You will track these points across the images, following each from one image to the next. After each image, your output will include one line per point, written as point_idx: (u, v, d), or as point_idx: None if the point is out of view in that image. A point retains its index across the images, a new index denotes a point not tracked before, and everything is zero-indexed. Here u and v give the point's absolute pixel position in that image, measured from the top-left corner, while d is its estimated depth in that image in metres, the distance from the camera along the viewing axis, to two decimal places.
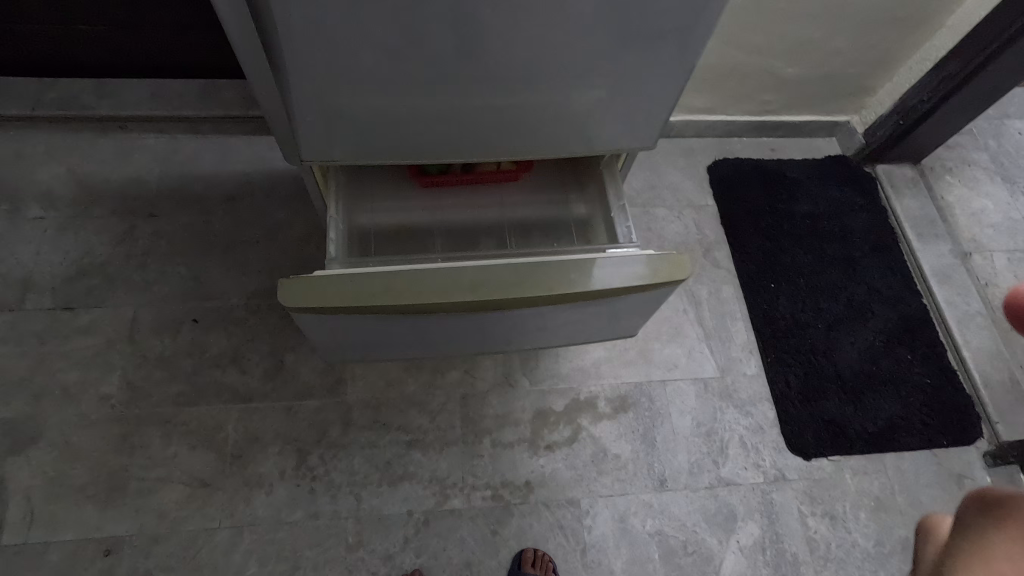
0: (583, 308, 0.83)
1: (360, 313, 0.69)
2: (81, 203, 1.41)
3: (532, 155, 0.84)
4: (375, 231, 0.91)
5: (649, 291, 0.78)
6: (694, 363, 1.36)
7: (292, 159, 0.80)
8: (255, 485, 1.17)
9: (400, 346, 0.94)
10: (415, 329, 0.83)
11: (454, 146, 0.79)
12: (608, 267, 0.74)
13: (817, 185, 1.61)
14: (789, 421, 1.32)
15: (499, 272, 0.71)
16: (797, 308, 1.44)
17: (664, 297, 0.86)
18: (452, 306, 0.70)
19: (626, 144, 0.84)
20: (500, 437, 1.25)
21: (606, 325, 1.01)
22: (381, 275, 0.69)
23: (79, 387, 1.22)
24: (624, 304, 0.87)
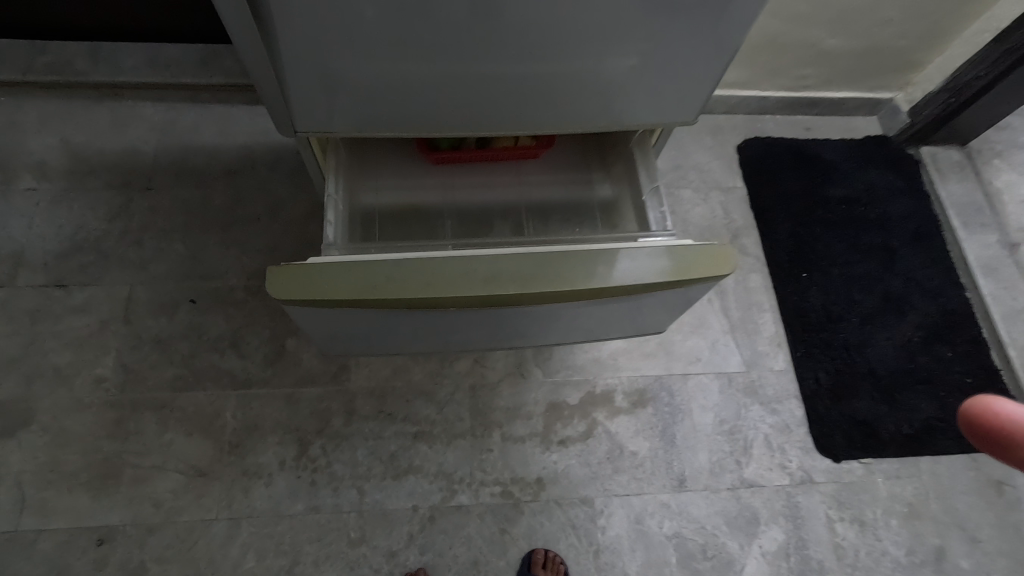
0: (609, 301, 0.75)
1: (358, 306, 0.62)
2: (74, 174, 1.34)
3: (550, 130, 0.75)
4: (377, 212, 0.83)
5: (685, 286, 0.70)
6: (718, 356, 1.28)
7: (283, 127, 0.71)
8: (254, 475, 1.11)
9: (405, 336, 0.86)
10: (422, 320, 0.75)
11: (465, 118, 0.71)
12: (640, 259, 0.65)
13: (855, 168, 1.50)
14: (818, 420, 1.24)
15: (517, 263, 0.63)
16: (831, 300, 1.35)
17: (697, 291, 0.78)
18: (464, 300, 0.62)
19: (655, 120, 0.75)
20: (510, 430, 1.18)
21: (629, 320, 0.93)
22: (383, 262, 0.60)
23: (72, 369, 1.17)
24: (654, 298, 0.79)
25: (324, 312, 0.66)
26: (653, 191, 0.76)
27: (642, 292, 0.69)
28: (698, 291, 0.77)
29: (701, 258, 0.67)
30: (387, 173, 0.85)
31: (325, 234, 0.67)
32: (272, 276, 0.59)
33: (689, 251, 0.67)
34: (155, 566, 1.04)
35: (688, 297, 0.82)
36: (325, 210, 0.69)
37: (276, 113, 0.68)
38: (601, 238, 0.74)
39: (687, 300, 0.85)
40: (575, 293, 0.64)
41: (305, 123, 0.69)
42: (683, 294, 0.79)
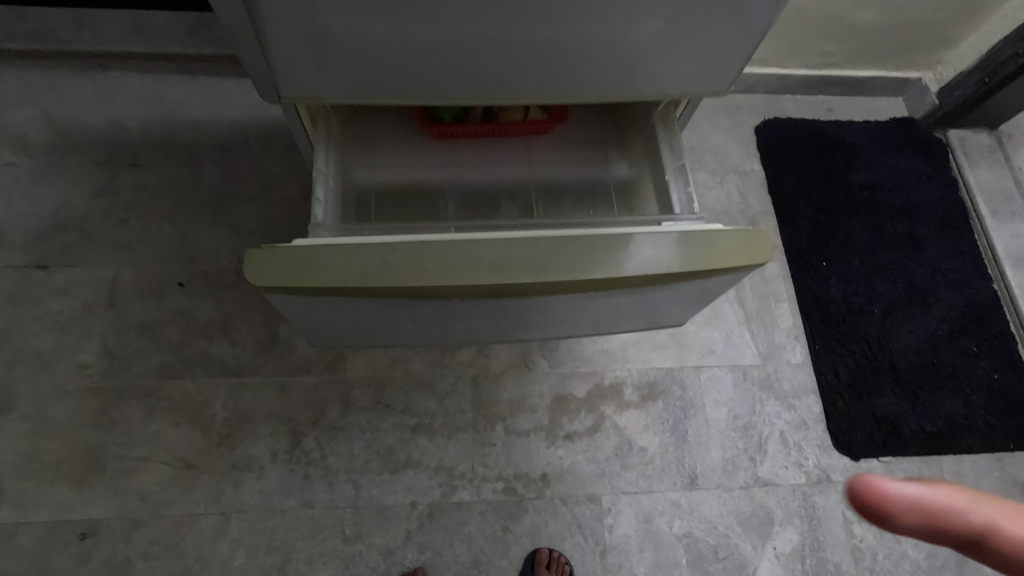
0: (626, 291, 0.69)
1: (350, 294, 0.55)
2: (56, 149, 1.27)
3: (563, 100, 0.67)
4: (374, 190, 0.76)
5: (712, 275, 0.63)
6: (732, 348, 1.22)
7: (266, 94, 0.63)
8: (245, 468, 1.06)
9: (404, 326, 0.80)
10: (421, 309, 0.69)
11: (468, 85, 0.63)
12: (666, 244, 0.59)
13: (879, 151, 1.42)
14: (837, 416, 1.18)
15: (527, 248, 0.56)
16: (851, 290, 1.28)
17: (723, 280, 0.72)
18: (469, 289, 0.56)
19: (678, 89, 0.68)
20: (514, 424, 1.13)
21: (644, 311, 0.86)
22: (378, 245, 0.54)
23: (53, 354, 1.11)
24: (675, 288, 0.72)
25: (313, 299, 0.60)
26: (678, 170, 0.68)
27: (664, 281, 0.63)
28: (724, 279, 0.71)
29: (732, 244, 0.60)
30: (385, 148, 0.79)
31: (314, 213, 0.60)
32: (252, 260, 0.52)
33: (719, 236, 0.60)
34: (140, 562, 1.00)
35: (712, 286, 0.75)
36: (313, 186, 0.62)
37: (255, 75, 0.60)
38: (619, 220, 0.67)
39: (710, 291, 0.79)
40: (593, 282, 0.58)
41: (290, 87, 0.62)
42: (707, 283, 0.72)
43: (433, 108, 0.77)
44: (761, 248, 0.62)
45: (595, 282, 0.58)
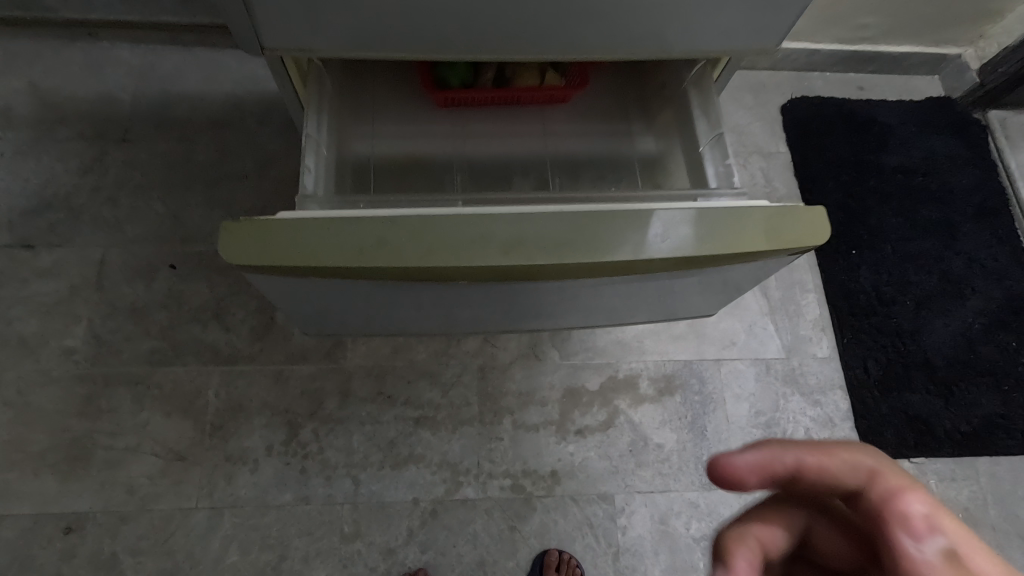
0: (652, 276, 0.62)
1: (342, 275, 0.49)
2: (42, 122, 1.20)
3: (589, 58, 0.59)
4: (374, 165, 0.69)
5: (752, 258, 0.56)
6: (755, 340, 1.15)
7: (250, 46, 0.56)
8: (238, 461, 1.01)
9: (407, 312, 0.74)
10: (425, 293, 0.62)
11: (479, 37, 0.55)
12: (703, 223, 0.52)
13: (913, 132, 1.34)
14: (866, 414, 1.11)
15: (545, 225, 0.49)
16: (883, 280, 1.21)
17: (761, 264, 0.65)
18: (478, 272, 0.50)
19: (720, 45, 0.59)
20: (523, 417, 1.06)
21: (668, 300, 0.79)
22: (375, 219, 0.47)
23: (38, 339, 1.05)
24: (706, 273, 0.65)
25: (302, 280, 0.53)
26: (715, 142, 0.61)
27: (699, 265, 0.56)
28: (761, 263, 0.64)
29: (777, 223, 0.53)
30: (386, 120, 0.72)
31: (301, 184, 0.53)
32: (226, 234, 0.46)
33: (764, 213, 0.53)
34: (128, 558, 0.94)
35: (746, 272, 0.68)
36: (302, 153, 0.55)
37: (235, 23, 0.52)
38: (648, 194, 0.60)
39: (742, 277, 0.72)
40: (620, 264, 0.51)
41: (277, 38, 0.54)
42: (742, 268, 0.66)
43: (439, 72, 0.70)
44: (811, 228, 0.54)
45: (621, 264, 0.52)
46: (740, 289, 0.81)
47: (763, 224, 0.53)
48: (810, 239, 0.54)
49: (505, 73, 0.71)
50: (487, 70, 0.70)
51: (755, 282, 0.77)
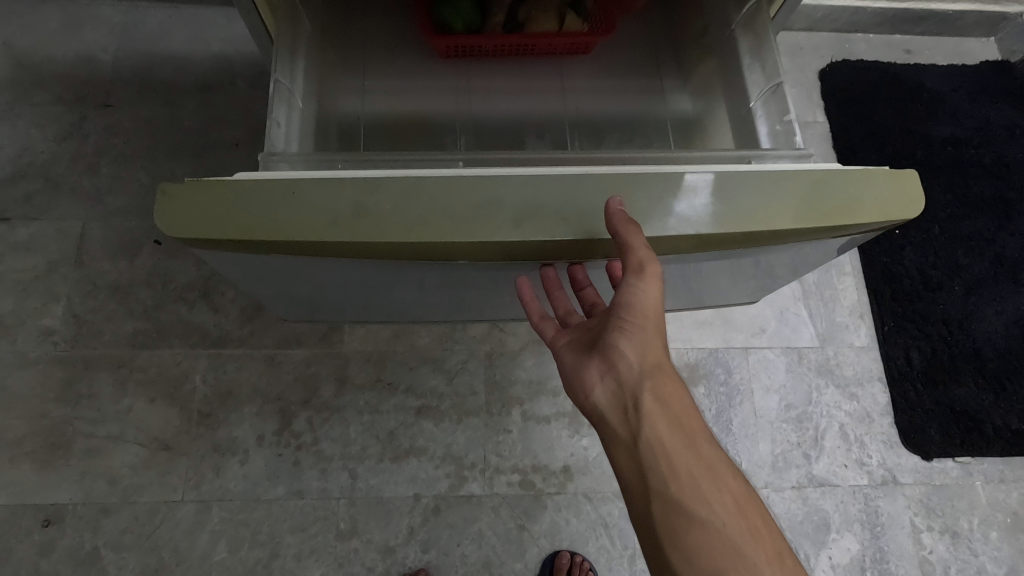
0: (686, 257, 0.53)
1: (316, 251, 0.43)
2: (18, 84, 1.11)
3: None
4: (367, 120, 0.63)
5: (806, 237, 0.48)
6: (787, 327, 1.05)
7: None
8: (227, 451, 0.94)
9: (403, 294, 0.65)
10: (422, 273, 0.54)
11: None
12: (747, 191, 0.44)
13: (965, 100, 1.22)
14: (908, 409, 1.02)
15: (556, 194, 0.42)
16: (928, 263, 1.10)
17: (816, 245, 0.55)
18: (482, 249, 0.43)
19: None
20: (533, 408, 0.98)
21: (700, 285, 0.70)
22: (350, 183, 0.41)
23: (14, 318, 0.98)
24: (751, 255, 0.56)
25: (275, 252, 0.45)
26: (769, 96, 0.56)
27: (743, 245, 0.48)
28: (817, 243, 0.54)
29: (843, 193, 0.45)
30: (377, 67, 0.66)
31: (271, 139, 0.50)
32: (168, 198, 0.40)
33: (827, 181, 0.45)
34: (110, 554, 0.88)
35: (795, 254, 0.59)
36: (273, 107, 0.52)
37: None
38: (684, 154, 0.51)
39: (788, 261, 0.62)
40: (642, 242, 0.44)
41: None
42: (792, 250, 0.56)
43: (440, 14, 0.62)
44: (884, 199, 0.46)
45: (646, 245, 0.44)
46: (784, 275, 0.71)
47: (820, 194, 0.45)
48: (881, 211, 0.46)
49: (517, 19, 0.63)
50: (496, 13, 0.63)
51: (800, 268, 0.67)
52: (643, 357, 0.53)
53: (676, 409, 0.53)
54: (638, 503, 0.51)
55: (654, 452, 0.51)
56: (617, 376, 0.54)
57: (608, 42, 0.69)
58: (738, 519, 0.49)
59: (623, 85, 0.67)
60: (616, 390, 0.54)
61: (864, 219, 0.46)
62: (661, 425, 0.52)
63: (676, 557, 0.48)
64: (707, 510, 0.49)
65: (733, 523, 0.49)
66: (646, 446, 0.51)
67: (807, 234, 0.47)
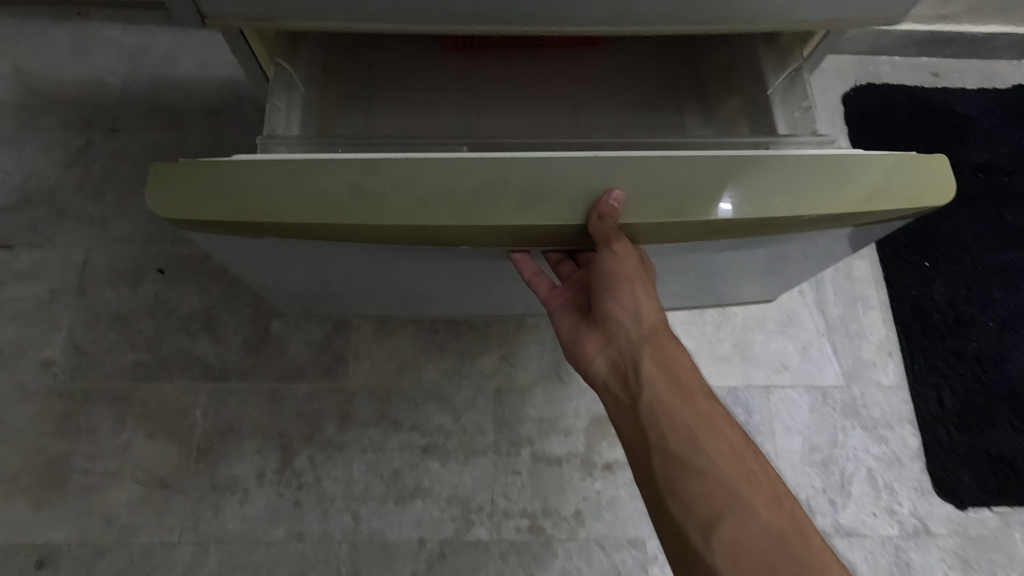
0: (690, 251, 0.53)
1: (314, 235, 0.44)
2: (26, 109, 1.10)
3: (642, 29, 0.45)
4: (374, 124, 0.62)
5: (808, 229, 0.48)
6: (811, 364, 1.00)
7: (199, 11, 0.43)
8: (227, 490, 0.91)
9: (405, 286, 0.63)
10: (424, 260, 0.53)
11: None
12: (748, 177, 0.44)
13: (998, 126, 1.17)
14: (940, 453, 0.96)
15: (557, 179, 0.43)
16: (960, 297, 1.05)
17: (834, 235, 0.53)
18: (481, 232, 0.44)
19: (815, 16, 0.46)
20: (544, 448, 0.94)
21: (717, 277, 0.67)
22: (350, 164, 0.42)
23: (14, 349, 0.96)
24: (766, 246, 0.54)
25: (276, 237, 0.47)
26: (787, 84, 0.56)
27: (743, 237, 0.48)
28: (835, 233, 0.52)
29: (848, 181, 0.45)
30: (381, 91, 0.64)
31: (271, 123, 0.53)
32: (172, 175, 0.42)
33: (829, 166, 0.44)
34: None
35: (813, 247, 0.56)
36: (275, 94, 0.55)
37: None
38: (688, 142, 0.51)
39: (806, 256, 0.60)
40: (637, 227, 0.44)
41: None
42: (809, 241, 0.53)
43: None
44: (891, 186, 0.46)
45: (636, 228, 0.44)
46: (802, 270, 0.69)
47: (823, 181, 0.44)
48: (889, 199, 0.46)
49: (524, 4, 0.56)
50: None
51: (819, 261, 0.64)
52: (640, 321, 0.54)
53: (675, 368, 0.54)
54: (639, 460, 0.53)
55: (653, 415, 0.52)
56: (618, 346, 0.56)
57: (625, 70, 0.66)
58: (736, 466, 0.50)
59: (639, 120, 0.64)
60: (618, 360, 0.56)
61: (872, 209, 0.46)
62: (660, 384, 0.53)
63: (676, 509, 0.49)
64: (706, 460, 0.50)
65: (732, 470, 0.49)
66: (645, 409, 0.53)
67: (806, 227, 0.47)
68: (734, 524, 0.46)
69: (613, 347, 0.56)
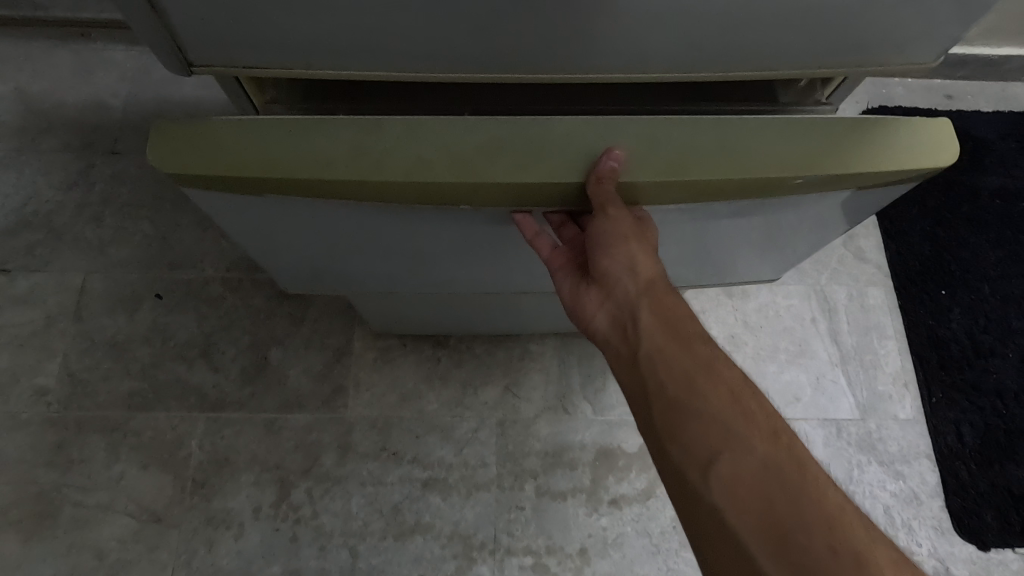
0: (699, 224, 0.51)
1: (309, 193, 0.42)
2: (28, 131, 1.09)
3: (655, 75, 0.42)
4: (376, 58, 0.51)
5: (829, 192, 0.45)
6: (824, 396, 0.97)
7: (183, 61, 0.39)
8: (222, 524, 0.88)
9: (397, 267, 0.59)
10: (418, 225, 0.49)
11: (501, 43, 0.38)
12: (767, 133, 0.41)
13: (1014, 150, 1.14)
14: (960, 490, 0.93)
15: (560, 137, 0.41)
16: (978, 327, 1.02)
17: (842, 206, 0.50)
18: (482, 192, 0.42)
19: (841, 61, 0.42)
20: (548, 482, 0.91)
21: (717, 262, 0.64)
22: (347, 124, 0.40)
23: (8, 377, 0.94)
24: (778, 222, 0.52)
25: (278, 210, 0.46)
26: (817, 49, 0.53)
27: (760, 199, 0.46)
28: (844, 202, 0.49)
29: (870, 140, 0.42)
30: None
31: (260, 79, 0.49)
32: (163, 137, 0.40)
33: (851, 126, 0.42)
34: None
35: (817, 223, 0.54)
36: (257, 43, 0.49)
37: (146, 16, 0.36)
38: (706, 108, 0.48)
39: (820, 237, 0.58)
40: (648, 187, 0.42)
41: (215, 43, 0.38)
42: (816, 211, 0.51)
43: None
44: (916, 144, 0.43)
45: (645, 188, 0.42)
46: (801, 257, 0.66)
47: (844, 140, 0.42)
48: (914, 160, 0.43)
49: None
50: None
51: (821, 247, 0.62)
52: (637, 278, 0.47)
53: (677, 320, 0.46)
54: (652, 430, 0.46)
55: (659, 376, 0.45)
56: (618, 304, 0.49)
57: None
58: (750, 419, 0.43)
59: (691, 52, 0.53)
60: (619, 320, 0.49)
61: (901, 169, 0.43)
62: (664, 346, 0.46)
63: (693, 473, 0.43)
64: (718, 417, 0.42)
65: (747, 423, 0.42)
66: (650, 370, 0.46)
67: (827, 189, 0.45)
68: (760, 498, 0.40)
69: (615, 307, 0.49)
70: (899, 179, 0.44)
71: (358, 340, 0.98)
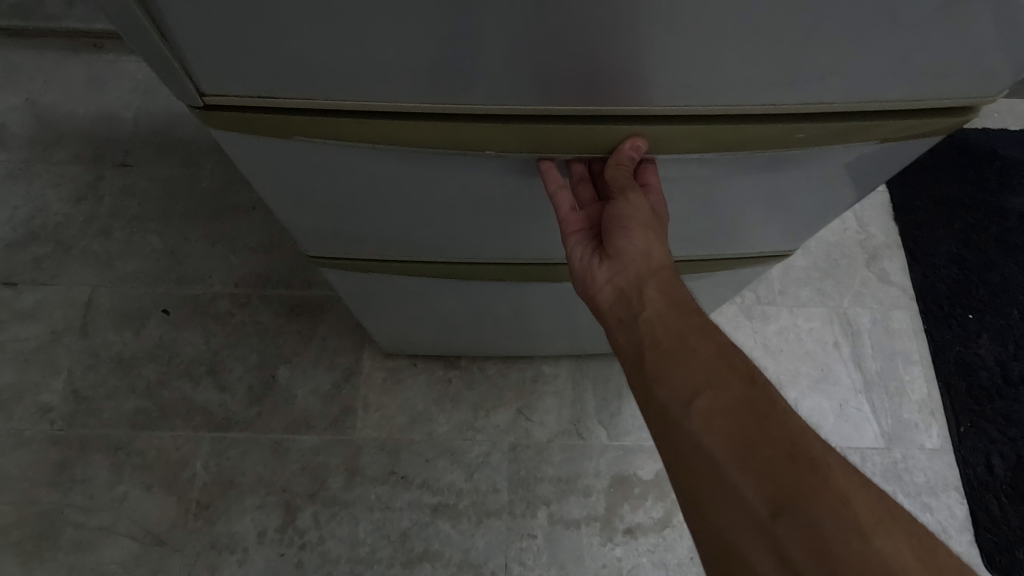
0: (714, 186, 0.47)
1: (321, 136, 0.39)
2: (38, 143, 1.08)
3: (695, 110, 0.38)
4: None
5: (861, 144, 0.43)
6: (847, 423, 0.94)
7: (184, 95, 0.36)
8: (225, 549, 0.86)
9: (426, 234, 0.54)
10: (439, 171, 0.44)
11: (528, 106, 0.37)
12: None
13: None
14: (990, 525, 0.89)
15: None
16: (1007, 353, 0.99)
17: (848, 168, 0.47)
18: (499, 138, 0.40)
19: (900, 95, 0.38)
20: (561, 510, 0.88)
21: (723, 246, 0.59)
22: None
23: (13, 393, 0.93)
24: (796, 187, 0.49)
25: (293, 161, 0.43)
26: None
27: (791, 153, 0.43)
28: (848, 163, 0.46)
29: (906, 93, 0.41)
30: None
31: None
32: None
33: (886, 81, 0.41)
34: None
35: (821, 190, 0.50)
36: None
37: (141, 40, 0.33)
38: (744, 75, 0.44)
39: (826, 214, 0.55)
40: (675, 135, 0.40)
41: (209, 72, 0.34)
42: (822, 174, 0.48)
43: None
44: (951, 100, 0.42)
45: (671, 137, 0.40)
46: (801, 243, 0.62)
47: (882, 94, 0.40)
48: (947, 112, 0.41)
49: None
50: None
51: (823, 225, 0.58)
52: (648, 257, 0.42)
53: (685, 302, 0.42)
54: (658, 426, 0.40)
55: (671, 359, 0.40)
56: (626, 282, 0.43)
57: None
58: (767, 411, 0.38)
59: None
60: (624, 299, 0.43)
61: (930, 118, 0.41)
62: (682, 329, 0.41)
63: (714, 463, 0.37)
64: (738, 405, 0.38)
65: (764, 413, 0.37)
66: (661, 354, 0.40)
67: (858, 140, 0.43)
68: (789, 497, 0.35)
69: (626, 286, 0.43)
70: (926, 133, 0.43)
71: (367, 360, 0.96)
